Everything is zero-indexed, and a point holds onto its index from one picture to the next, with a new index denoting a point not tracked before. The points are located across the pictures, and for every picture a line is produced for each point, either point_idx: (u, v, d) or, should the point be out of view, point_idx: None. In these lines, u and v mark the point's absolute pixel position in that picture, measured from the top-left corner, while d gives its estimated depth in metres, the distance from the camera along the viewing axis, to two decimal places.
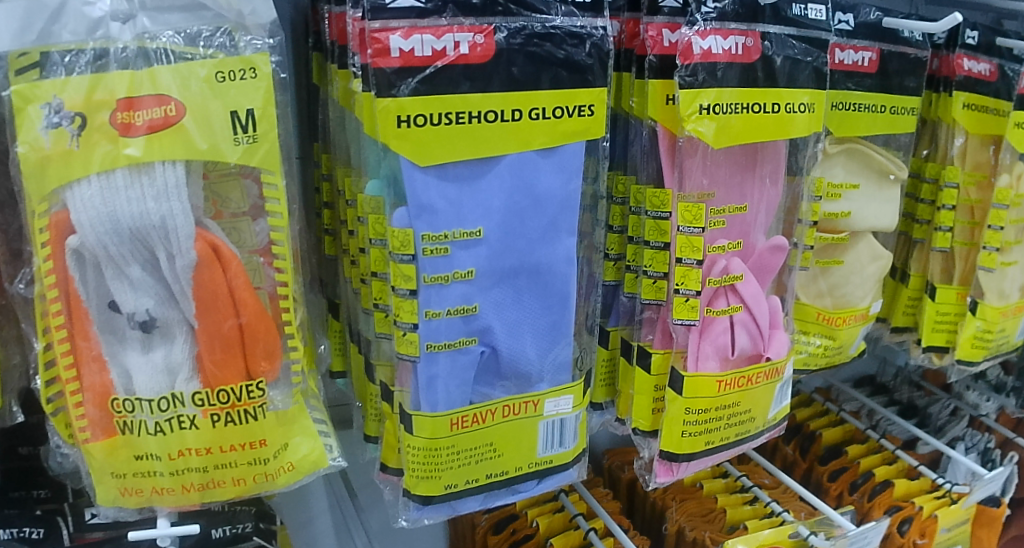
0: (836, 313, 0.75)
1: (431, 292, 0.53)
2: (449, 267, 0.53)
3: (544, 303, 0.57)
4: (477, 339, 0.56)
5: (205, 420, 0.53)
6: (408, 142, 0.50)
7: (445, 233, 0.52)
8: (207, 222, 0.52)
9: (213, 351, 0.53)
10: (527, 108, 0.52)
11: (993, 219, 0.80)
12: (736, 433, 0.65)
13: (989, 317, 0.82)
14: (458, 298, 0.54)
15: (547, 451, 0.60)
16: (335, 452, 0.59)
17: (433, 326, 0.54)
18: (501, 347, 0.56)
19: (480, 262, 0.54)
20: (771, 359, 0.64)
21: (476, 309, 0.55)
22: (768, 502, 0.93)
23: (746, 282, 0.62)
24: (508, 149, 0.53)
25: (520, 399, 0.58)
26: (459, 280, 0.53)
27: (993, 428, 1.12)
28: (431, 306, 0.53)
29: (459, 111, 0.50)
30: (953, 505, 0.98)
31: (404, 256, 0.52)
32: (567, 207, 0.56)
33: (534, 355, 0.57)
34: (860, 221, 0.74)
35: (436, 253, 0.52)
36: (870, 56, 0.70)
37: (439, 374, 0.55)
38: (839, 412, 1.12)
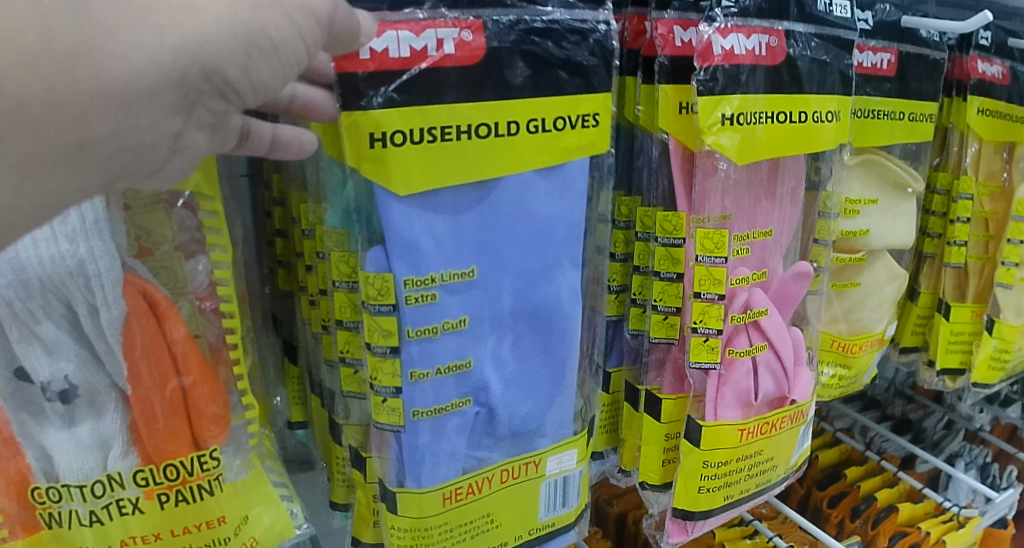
0: (852, 340, 0.65)
1: (416, 348, 0.43)
2: (436, 317, 0.44)
3: (546, 349, 0.49)
4: (471, 399, 0.47)
5: (150, 502, 0.44)
6: (388, 167, 0.40)
7: (431, 276, 0.43)
8: (134, 265, 0.42)
9: (153, 421, 0.43)
10: (526, 120, 0.43)
11: (1014, 232, 0.74)
12: (756, 484, 0.56)
13: (1007, 336, 0.75)
14: (453, 351, 0.45)
15: (549, 514, 0.51)
16: (302, 518, 0.50)
17: (420, 389, 0.44)
18: (500, 406, 0.47)
19: (473, 308, 0.45)
20: (796, 401, 0.56)
21: (470, 365, 0.46)
22: (772, 536, 0.78)
23: (770, 317, 0.53)
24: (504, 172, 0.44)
25: (520, 462, 0.49)
26: (450, 331, 0.44)
27: (987, 440, 0.99)
28: (416, 367, 0.44)
29: (444, 124, 0.41)
30: (960, 529, 0.85)
31: (381, 307, 0.42)
32: (571, 236, 0.48)
33: (538, 409, 0.49)
34: (878, 240, 0.65)
35: (422, 301, 0.43)
36: (890, 58, 0.63)
37: (427, 443, 0.45)
38: (834, 433, 0.96)
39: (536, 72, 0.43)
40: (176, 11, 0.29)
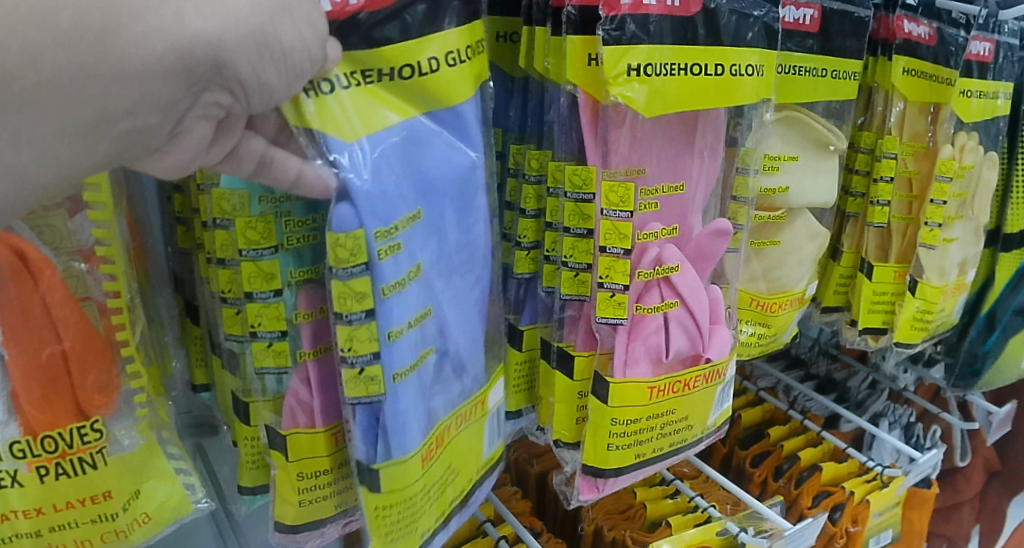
0: (771, 299, 0.65)
1: (390, 305, 0.40)
2: (403, 266, 0.41)
3: (479, 291, 0.48)
4: (433, 348, 0.45)
5: (31, 475, 0.41)
6: (333, 118, 0.37)
7: (396, 223, 0.40)
8: (13, 223, 0.39)
9: (29, 389, 0.40)
10: (439, 52, 0.42)
11: (937, 192, 0.74)
12: (670, 443, 0.55)
13: (929, 296, 0.76)
14: (416, 302, 0.42)
15: (491, 450, 0.53)
16: (199, 492, 0.48)
17: (397, 348, 0.41)
18: (455, 348, 0.47)
19: (428, 251, 0.43)
20: (711, 360, 0.55)
21: (430, 312, 0.44)
22: (693, 496, 0.79)
23: (683, 273, 0.53)
24: (432, 103, 0.42)
25: (468, 406, 0.49)
26: (413, 281, 0.42)
27: (913, 400, 1.02)
28: (393, 326, 0.41)
29: (367, 66, 0.39)
30: (884, 488, 0.87)
31: (353, 268, 0.39)
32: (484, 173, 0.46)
33: (471, 346, 0.48)
34: (799, 198, 0.65)
35: (390, 252, 0.40)
36: (812, 13, 0.62)
37: (410, 408, 0.43)
38: (756, 391, 0.98)
39: (434, 15, 0.41)
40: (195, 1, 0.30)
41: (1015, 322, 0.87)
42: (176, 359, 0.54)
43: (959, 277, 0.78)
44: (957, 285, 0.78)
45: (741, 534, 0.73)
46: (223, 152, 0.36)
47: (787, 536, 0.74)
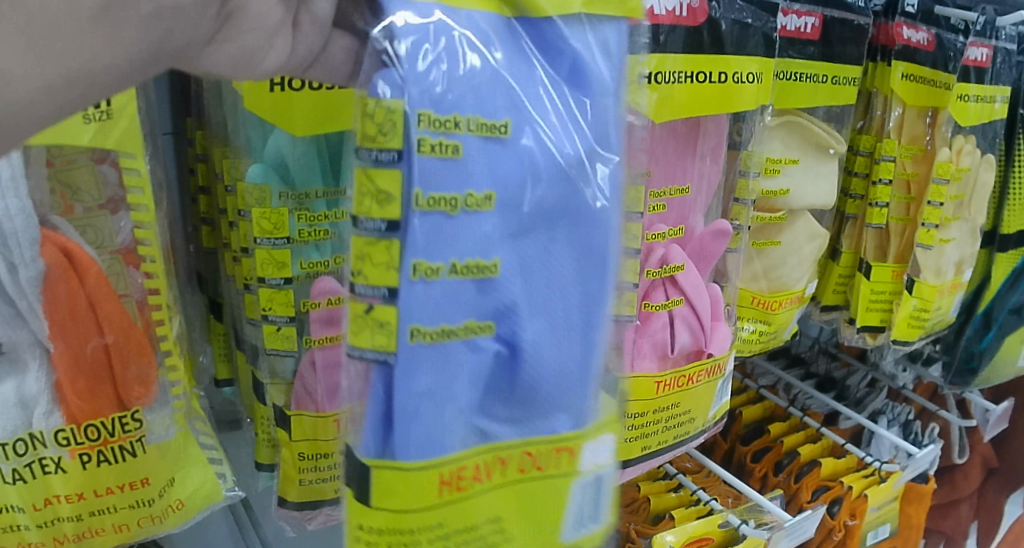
0: (772, 296, 0.68)
1: (428, 227, 0.31)
2: (459, 183, 0.32)
3: (574, 272, 0.35)
4: (495, 331, 0.34)
5: (74, 462, 0.43)
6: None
7: (456, 120, 0.32)
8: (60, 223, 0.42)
9: (74, 380, 0.42)
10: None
11: (934, 195, 0.76)
12: (674, 436, 0.57)
13: (926, 295, 0.77)
14: (478, 246, 0.33)
15: (576, 532, 0.37)
16: (230, 481, 0.50)
17: (428, 289, 0.32)
18: (525, 346, 0.34)
19: (506, 179, 0.33)
20: (713, 355, 0.57)
21: (496, 273, 0.33)
22: (695, 489, 0.81)
23: (687, 272, 0.55)
24: (530, 11, 0.35)
25: (545, 444, 0.35)
26: (470, 209, 0.32)
27: (911, 398, 1.03)
28: (422, 256, 0.31)
29: None
30: (883, 483, 0.89)
31: (382, 153, 0.31)
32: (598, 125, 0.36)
33: (553, 346, 0.35)
34: (799, 199, 0.67)
35: (443, 156, 0.31)
36: (813, 22, 0.65)
37: (431, 387, 0.33)
38: (756, 389, 1.00)
39: None
40: None
41: (1010, 320, 0.89)
42: (203, 354, 0.57)
43: (955, 276, 0.80)
44: (953, 285, 0.80)
45: (743, 526, 0.75)
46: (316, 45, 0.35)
47: (786, 528, 0.77)
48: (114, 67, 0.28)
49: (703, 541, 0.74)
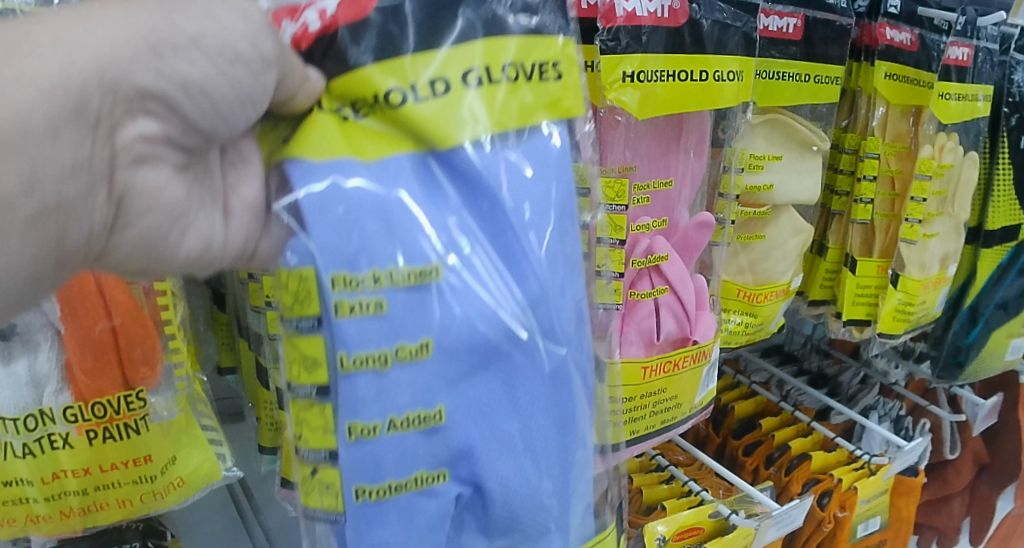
0: (757, 289, 0.69)
1: (356, 382, 0.35)
2: (388, 339, 0.34)
3: (525, 409, 0.37)
4: (451, 471, 0.37)
5: (81, 438, 0.45)
6: (308, 140, 0.34)
7: (375, 275, 0.34)
8: None
9: (83, 359, 0.45)
10: (457, 71, 0.35)
11: (917, 190, 0.78)
12: (661, 420, 0.58)
13: (911, 289, 0.79)
14: (417, 396, 0.35)
15: None
16: (229, 461, 0.51)
17: (367, 446, 0.35)
18: (485, 479, 0.37)
19: (441, 327, 0.35)
20: (698, 342, 0.58)
21: (443, 418, 0.36)
22: (686, 480, 0.81)
23: (671, 262, 0.57)
24: (436, 143, 0.35)
25: None
26: (403, 360, 0.35)
27: (903, 395, 1.02)
28: (357, 418, 0.35)
29: (357, 96, 0.35)
30: (872, 476, 0.86)
31: (307, 321, 0.35)
32: (555, 260, 0.37)
33: (520, 480, 0.37)
34: (783, 195, 0.69)
35: (365, 312, 0.34)
36: (795, 22, 0.67)
37: (390, 535, 0.36)
38: (749, 385, 0.99)
39: None
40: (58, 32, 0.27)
41: (996, 316, 0.91)
42: (206, 343, 0.59)
43: (940, 270, 0.82)
44: (938, 279, 0.82)
45: (732, 516, 0.75)
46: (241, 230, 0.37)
47: (774, 516, 0.76)
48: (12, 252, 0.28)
49: (693, 531, 0.73)
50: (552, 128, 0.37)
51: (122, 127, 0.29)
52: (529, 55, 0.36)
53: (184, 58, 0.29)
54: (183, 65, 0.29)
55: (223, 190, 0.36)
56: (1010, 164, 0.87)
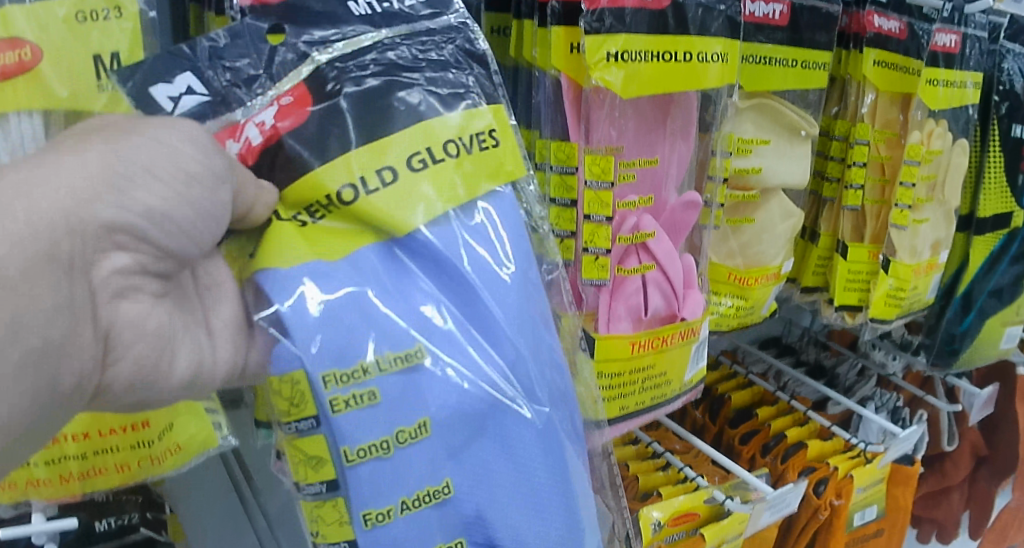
0: (748, 273, 0.69)
1: (365, 467, 0.39)
2: (386, 425, 0.39)
3: (523, 471, 0.41)
4: (467, 541, 0.41)
5: None
6: (275, 248, 0.39)
7: (363, 366, 0.39)
8: None
9: None
10: (403, 157, 0.40)
11: (906, 175, 0.78)
12: (651, 397, 0.59)
13: (902, 275, 0.79)
14: (423, 475, 0.40)
15: None
16: (225, 430, 0.51)
17: (385, 525, 0.39)
18: (499, 540, 0.41)
19: (435, 407, 0.39)
20: (686, 319, 0.59)
21: (451, 490, 0.40)
22: (682, 467, 0.78)
23: (658, 240, 0.58)
24: (394, 232, 0.40)
25: None
26: (405, 441, 0.39)
27: (901, 387, 0.99)
28: (370, 503, 0.39)
29: (312, 200, 0.40)
30: (869, 464, 0.83)
31: (307, 422, 0.39)
32: (524, 324, 0.43)
33: (528, 530, 0.41)
34: (773, 178, 0.69)
35: (361, 404, 0.39)
36: (781, 9, 0.68)
37: None
38: (745, 375, 0.95)
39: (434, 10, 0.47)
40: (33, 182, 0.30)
41: (989, 304, 0.90)
42: None
43: (932, 256, 0.82)
44: (929, 265, 0.82)
45: (727, 501, 0.73)
46: (227, 352, 0.40)
47: (768, 501, 0.74)
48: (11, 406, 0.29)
49: (688, 516, 0.71)
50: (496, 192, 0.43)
51: (102, 260, 0.32)
52: (463, 135, 0.41)
53: (145, 187, 0.33)
54: (147, 194, 0.33)
55: (203, 314, 0.40)
56: (1001, 153, 0.87)
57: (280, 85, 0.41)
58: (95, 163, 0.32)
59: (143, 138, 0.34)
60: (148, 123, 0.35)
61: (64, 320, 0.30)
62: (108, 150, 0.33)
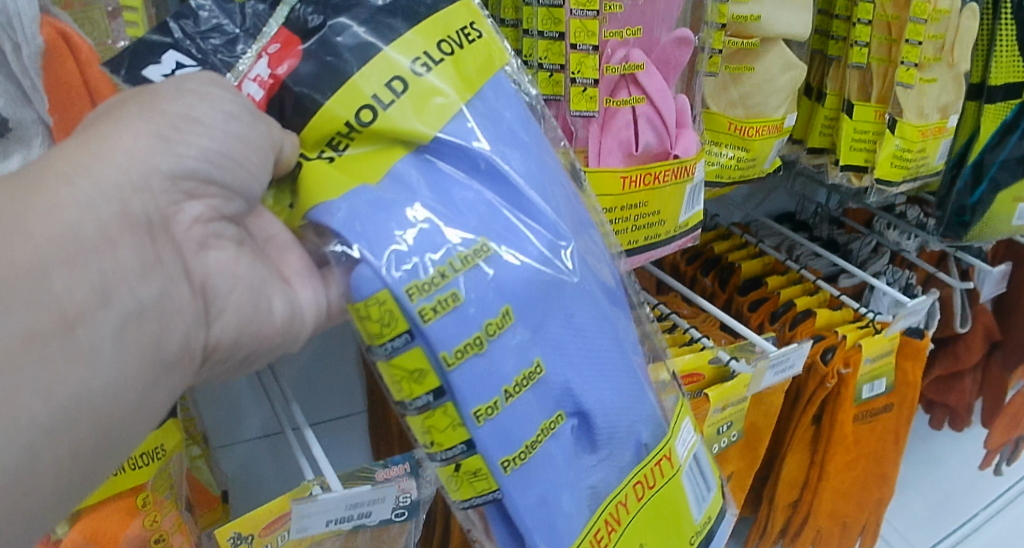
0: (748, 122, 0.69)
1: (464, 372, 0.38)
2: (473, 324, 0.37)
3: (591, 341, 0.42)
4: (564, 413, 0.42)
5: None
6: (315, 187, 0.36)
7: (440, 271, 0.36)
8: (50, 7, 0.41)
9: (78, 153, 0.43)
10: (404, 65, 0.37)
11: (911, 34, 0.74)
12: (645, 237, 0.58)
13: (909, 136, 0.77)
14: (516, 361, 0.39)
15: (702, 507, 0.50)
16: None
17: (496, 423, 0.39)
18: (588, 406, 0.42)
19: (511, 294, 0.38)
20: (679, 157, 0.58)
21: (541, 369, 0.40)
22: (687, 328, 0.78)
23: (649, 73, 0.57)
24: (421, 138, 0.38)
25: (651, 465, 0.46)
26: (494, 333, 0.38)
27: (915, 265, 0.98)
28: (475, 403, 0.38)
29: (337, 133, 0.37)
30: (877, 334, 0.82)
31: (396, 339, 0.37)
32: (561, 193, 0.42)
33: (609, 394, 0.43)
34: (773, 26, 0.67)
35: (447, 308, 0.37)
36: None
37: (542, 492, 0.41)
38: (757, 245, 0.96)
39: None
40: (81, 157, 0.30)
41: (1004, 175, 0.87)
42: None
43: (941, 119, 0.80)
44: (938, 128, 0.79)
45: (733, 362, 0.71)
46: (310, 294, 0.41)
47: (771, 359, 0.73)
48: (111, 379, 0.29)
49: (694, 377, 0.70)
50: (503, 72, 0.41)
51: (181, 208, 0.33)
52: (450, 33, 0.39)
53: (199, 131, 0.33)
54: (200, 138, 0.33)
55: (276, 267, 0.40)
56: (1013, 25, 0.81)
57: (262, 34, 0.38)
58: (145, 135, 0.32)
59: (167, 101, 0.33)
60: (163, 87, 0.33)
61: (157, 278, 0.31)
62: (151, 113, 0.32)
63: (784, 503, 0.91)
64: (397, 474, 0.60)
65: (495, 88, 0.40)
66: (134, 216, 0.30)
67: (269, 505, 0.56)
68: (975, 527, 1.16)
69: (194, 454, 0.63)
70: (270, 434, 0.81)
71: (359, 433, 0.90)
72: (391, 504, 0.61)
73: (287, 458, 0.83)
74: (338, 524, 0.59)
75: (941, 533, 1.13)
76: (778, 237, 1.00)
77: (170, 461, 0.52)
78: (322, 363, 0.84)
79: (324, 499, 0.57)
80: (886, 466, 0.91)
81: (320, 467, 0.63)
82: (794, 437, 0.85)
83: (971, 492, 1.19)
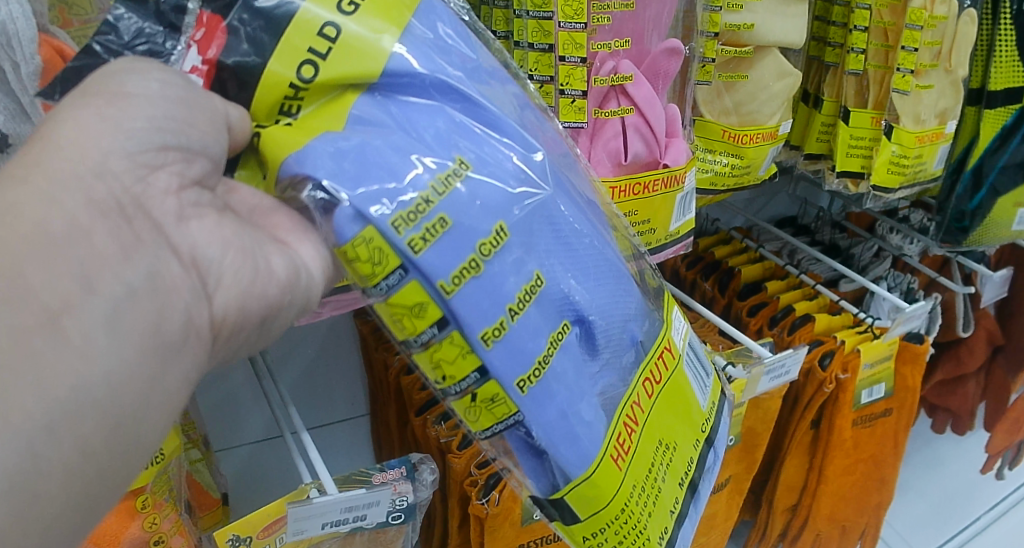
0: (742, 130, 0.69)
1: (465, 297, 0.36)
2: (465, 246, 0.36)
3: (577, 248, 0.41)
4: (568, 323, 0.40)
5: None
6: (276, 152, 0.35)
7: (424, 198, 0.35)
8: (52, 30, 0.42)
9: None
10: (331, 11, 0.36)
11: (907, 40, 0.74)
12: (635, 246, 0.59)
13: (905, 141, 0.77)
14: (517, 276, 0.37)
15: (707, 394, 0.51)
16: None
17: (507, 343, 0.38)
18: (586, 310, 0.41)
19: (500, 209, 0.37)
20: (669, 166, 0.59)
21: (542, 281, 0.39)
22: None
23: (638, 84, 0.58)
24: (370, 79, 0.36)
25: (655, 357, 0.46)
26: (490, 251, 0.36)
27: (917, 269, 0.98)
28: (482, 326, 0.37)
29: (286, 95, 0.36)
30: (876, 339, 0.82)
31: (392, 276, 0.35)
32: (512, 107, 0.41)
33: (604, 301, 0.42)
34: (767, 34, 0.67)
35: (438, 234, 0.35)
36: None
37: (562, 410, 0.40)
38: (757, 250, 0.96)
39: None
40: (38, 156, 0.30)
41: (1004, 180, 0.86)
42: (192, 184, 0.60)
43: (939, 124, 0.80)
44: (935, 134, 0.79)
45: (728, 368, 0.71)
46: (309, 253, 0.39)
47: (767, 365, 0.73)
48: (112, 369, 0.28)
49: None
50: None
51: (148, 182, 0.32)
52: None
53: (137, 103, 0.32)
54: (142, 107, 0.32)
55: (266, 230, 0.37)
56: (1014, 29, 0.81)
57: (185, 25, 0.36)
58: (97, 123, 0.31)
59: (100, 84, 0.32)
60: (98, 74, 0.33)
61: (142, 258, 0.30)
62: (101, 104, 0.31)
63: (783, 508, 0.91)
64: (393, 478, 0.62)
65: (427, 13, 0.39)
66: (99, 202, 0.30)
67: (267, 507, 0.58)
68: (978, 532, 1.15)
69: (194, 458, 0.64)
70: (272, 436, 0.83)
71: (358, 439, 0.92)
72: (387, 507, 0.61)
73: (288, 461, 0.85)
74: (335, 527, 0.60)
75: (942, 537, 1.13)
76: (779, 242, 1.00)
77: (169, 464, 0.54)
78: (320, 373, 0.85)
79: (320, 502, 0.59)
80: (885, 470, 0.92)
81: (318, 470, 0.64)
82: (794, 442, 0.85)
83: (972, 496, 1.19)
